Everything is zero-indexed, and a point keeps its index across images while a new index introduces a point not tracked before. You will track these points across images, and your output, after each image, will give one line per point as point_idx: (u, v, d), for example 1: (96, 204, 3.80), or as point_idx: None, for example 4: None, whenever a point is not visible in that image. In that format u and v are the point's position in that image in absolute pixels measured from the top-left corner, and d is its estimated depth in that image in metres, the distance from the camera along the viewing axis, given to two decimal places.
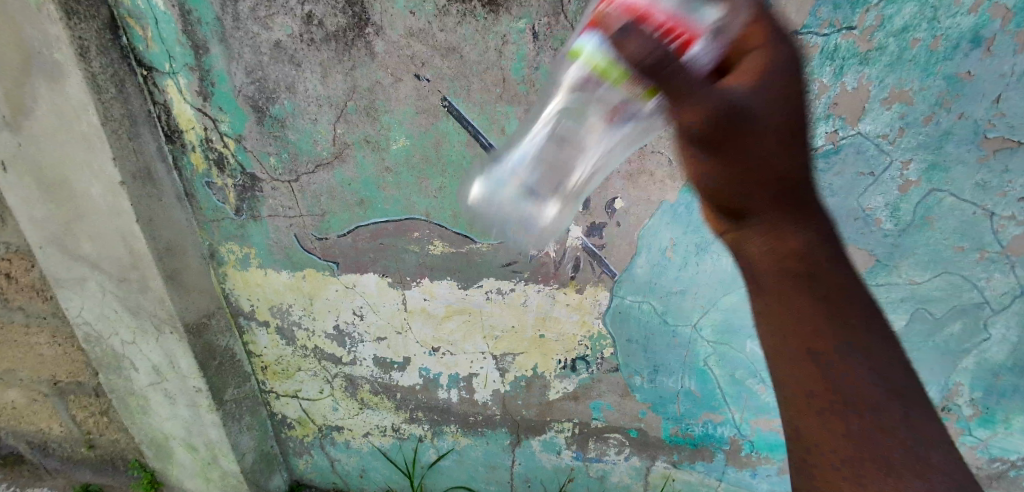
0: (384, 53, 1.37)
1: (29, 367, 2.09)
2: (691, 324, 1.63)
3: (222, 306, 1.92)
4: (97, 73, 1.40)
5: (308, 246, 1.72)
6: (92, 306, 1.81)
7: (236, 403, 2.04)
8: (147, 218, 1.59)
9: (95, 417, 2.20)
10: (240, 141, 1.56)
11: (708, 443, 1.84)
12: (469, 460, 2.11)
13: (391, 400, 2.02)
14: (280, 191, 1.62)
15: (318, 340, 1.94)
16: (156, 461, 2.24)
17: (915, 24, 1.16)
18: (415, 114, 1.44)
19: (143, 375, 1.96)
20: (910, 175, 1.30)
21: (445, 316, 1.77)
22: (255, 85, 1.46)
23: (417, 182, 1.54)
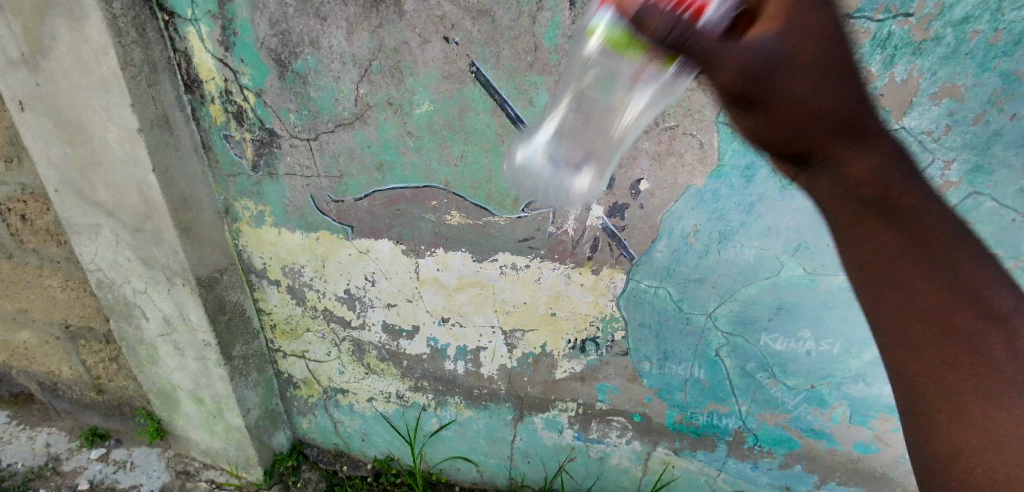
0: (414, 11, 1.32)
1: (41, 309, 2.10)
2: (706, 313, 1.60)
3: (234, 263, 1.91)
4: (119, 14, 1.36)
5: (323, 208, 1.69)
6: (105, 253, 1.81)
7: (244, 359, 2.05)
8: (163, 169, 1.56)
9: (104, 363, 2.22)
10: (260, 95, 1.52)
11: (711, 433, 1.83)
12: (471, 431, 2.12)
13: (397, 367, 2.02)
14: (298, 149, 1.59)
15: (328, 303, 1.93)
16: (163, 410, 2.27)
17: (977, 15, 1.08)
18: (441, 78, 1.39)
19: (153, 325, 1.96)
20: (951, 176, 1.24)
21: (457, 287, 1.75)
22: (279, 37, 1.42)
23: (438, 149, 1.50)
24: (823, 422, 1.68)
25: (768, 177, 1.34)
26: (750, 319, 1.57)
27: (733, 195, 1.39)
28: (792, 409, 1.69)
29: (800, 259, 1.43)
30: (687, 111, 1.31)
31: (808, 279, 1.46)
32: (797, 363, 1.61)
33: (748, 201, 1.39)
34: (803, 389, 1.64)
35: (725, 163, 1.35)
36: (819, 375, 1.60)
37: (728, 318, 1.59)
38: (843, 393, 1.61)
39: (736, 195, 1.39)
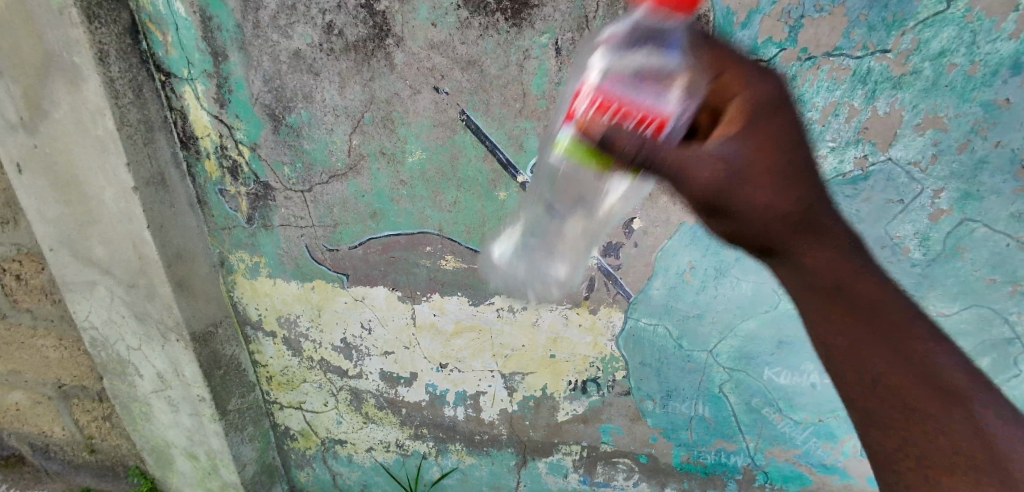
0: (404, 64, 1.35)
1: (33, 369, 2.07)
2: (707, 349, 1.58)
3: (229, 315, 1.90)
4: (116, 77, 1.39)
5: (318, 257, 1.69)
6: (100, 310, 1.79)
7: (240, 413, 2.01)
8: (159, 224, 1.57)
9: (97, 421, 2.18)
10: (255, 149, 1.54)
11: (720, 471, 1.78)
12: (473, 479, 2.06)
13: (396, 415, 1.98)
14: (293, 201, 1.61)
15: (325, 352, 1.91)
16: (157, 469, 2.20)
17: (952, 49, 1.11)
18: (432, 126, 1.42)
19: (147, 382, 1.93)
20: (941, 204, 1.25)
21: (454, 332, 1.73)
22: (273, 93, 1.45)
23: (431, 196, 1.51)
24: (833, 456, 1.64)
25: None
26: (752, 354, 1.56)
27: None
28: (801, 444, 1.65)
29: None
30: None
31: None
32: (803, 397, 1.58)
33: None
34: (811, 423, 1.61)
35: None
36: (826, 408, 1.58)
37: (730, 353, 1.57)
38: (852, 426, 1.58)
39: None
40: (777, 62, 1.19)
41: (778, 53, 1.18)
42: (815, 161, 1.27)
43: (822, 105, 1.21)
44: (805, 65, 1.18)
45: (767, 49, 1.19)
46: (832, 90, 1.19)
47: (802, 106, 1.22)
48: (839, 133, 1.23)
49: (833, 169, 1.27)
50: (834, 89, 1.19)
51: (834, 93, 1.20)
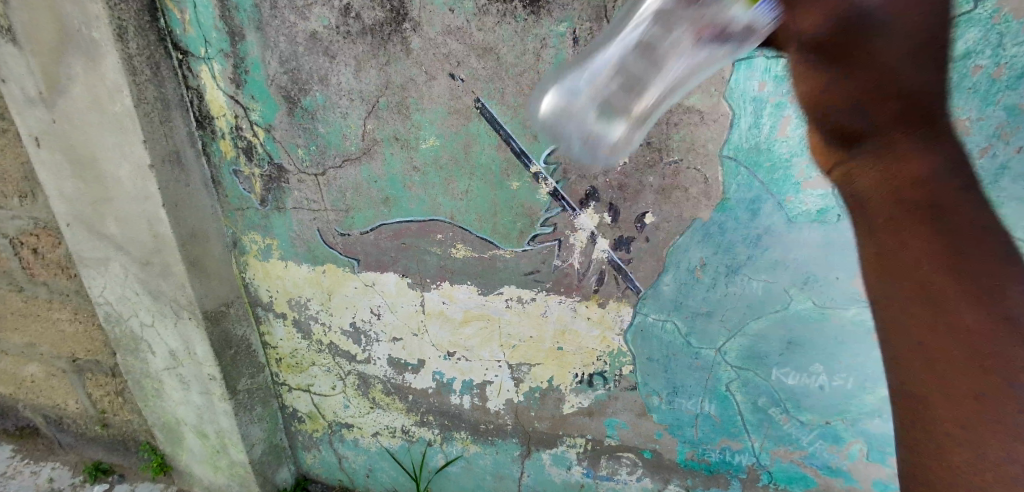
0: (420, 49, 1.34)
1: (49, 342, 2.11)
2: (715, 347, 1.57)
3: (241, 296, 1.92)
4: (134, 54, 1.40)
5: (330, 241, 1.70)
6: (114, 286, 1.82)
7: (249, 393, 2.04)
8: (174, 203, 1.59)
9: (110, 396, 2.22)
10: (270, 131, 1.55)
11: (724, 470, 1.77)
12: (477, 467, 2.07)
13: (402, 401, 1.99)
14: (306, 184, 1.61)
15: (333, 336, 1.92)
16: (167, 444, 2.24)
17: (978, 50, 1.07)
18: (447, 113, 1.41)
19: (159, 358, 1.96)
20: None
21: (463, 321, 1.73)
22: (289, 75, 1.45)
23: (444, 183, 1.51)
24: (840, 459, 1.62)
25: (774, 210, 1.33)
26: (760, 354, 1.54)
27: (739, 228, 1.38)
28: (808, 445, 1.63)
29: (809, 292, 1.41)
30: (692, 145, 1.31)
31: (819, 312, 1.43)
32: (811, 399, 1.56)
33: (754, 234, 1.38)
34: (818, 426, 1.59)
35: (730, 196, 1.35)
36: (834, 411, 1.56)
37: (738, 353, 1.56)
38: (860, 430, 1.56)
39: (742, 227, 1.37)
40: None
41: None
42: None
43: None
44: None
45: None
46: None
47: None
48: None
49: None
50: None
51: None
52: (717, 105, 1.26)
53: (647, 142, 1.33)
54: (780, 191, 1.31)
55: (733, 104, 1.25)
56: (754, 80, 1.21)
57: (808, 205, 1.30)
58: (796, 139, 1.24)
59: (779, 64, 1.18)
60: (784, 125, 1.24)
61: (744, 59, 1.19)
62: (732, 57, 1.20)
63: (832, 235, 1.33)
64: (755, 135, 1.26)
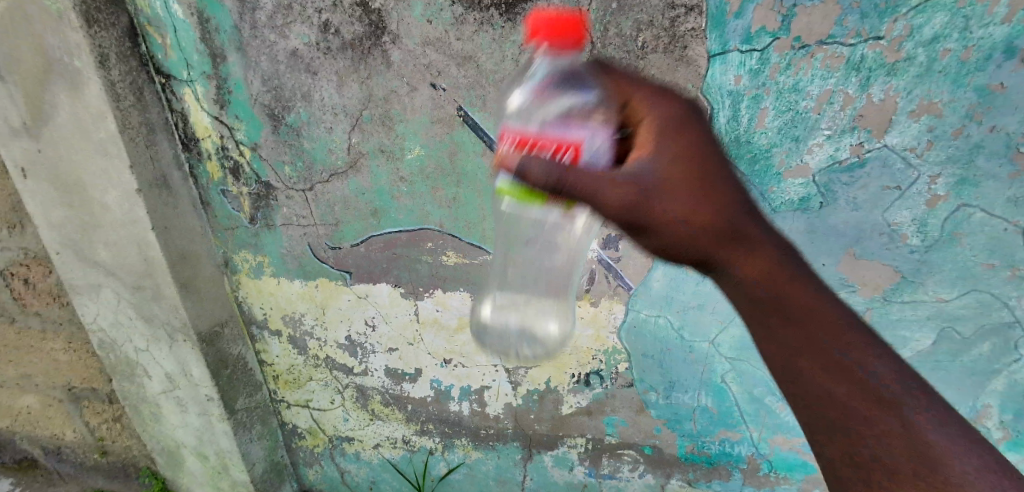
0: (401, 61, 1.36)
1: (44, 372, 2.10)
2: (708, 340, 1.59)
3: (235, 315, 1.92)
4: (117, 80, 1.41)
5: (321, 255, 1.71)
6: (107, 312, 1.82)
7: (247, 412, 2.03)
8: (163, 226, 1.59)
9: (108, 423, 2.20)
10: (256, 149, 1.56)
11: (724, 461, 1.79)
12: (480, 473, 2.07)
13: (402, 411, 2.00)
14: (294, 200, 1.62)
15: (329, 350, 1.92)
16: (168, 469, 2.23)
17: (946, 34, 1.11)
18: (430, 123, 1.43)
19: (155, 382, 1.95)
20: (937, 190, 1.24)
21: (458, 328, 1.74)
22: (272, 93, 1.46)
23: (431, 192, 1.52)
24: None
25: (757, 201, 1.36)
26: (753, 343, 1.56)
27: None
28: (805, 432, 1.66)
29: None
30: None
31: None
32: None
33: None
34: None
35: None
36: None
37: (731, 343, 1.58)
38: None
39: None
40: (770, 51, 1.19)
41: (771, 42, 1.19)
42: (811, 149, 1.27)
43: (817, 93, 1.21)
44: (799, 53, 1.18)
45: (760, 38, 1.19)
46: (827, 78, 1.19)
47: (796, 95, 1.23)
48: (835, 120, 1.23)
49: (829, 157, 1.27)
50: (828, 77, 1.19)
51: (828, 81, 1.20)
52: (695, 101, 1.28)
53: None
54: (762, 182, 1.34)
55: (712, 99, 1.27)
56: (730, 75, 1.24)
57: (790, 194, 1.33)
58: (775, 129, 1.27)
59: (753, 58, 1.21)
60: (763, 117, 1.27)
61: (719, 55, 1.22)
62: (709, 53, 1.22)
63: (815, 223, 1.35)
64: (735, 128, 1.29)
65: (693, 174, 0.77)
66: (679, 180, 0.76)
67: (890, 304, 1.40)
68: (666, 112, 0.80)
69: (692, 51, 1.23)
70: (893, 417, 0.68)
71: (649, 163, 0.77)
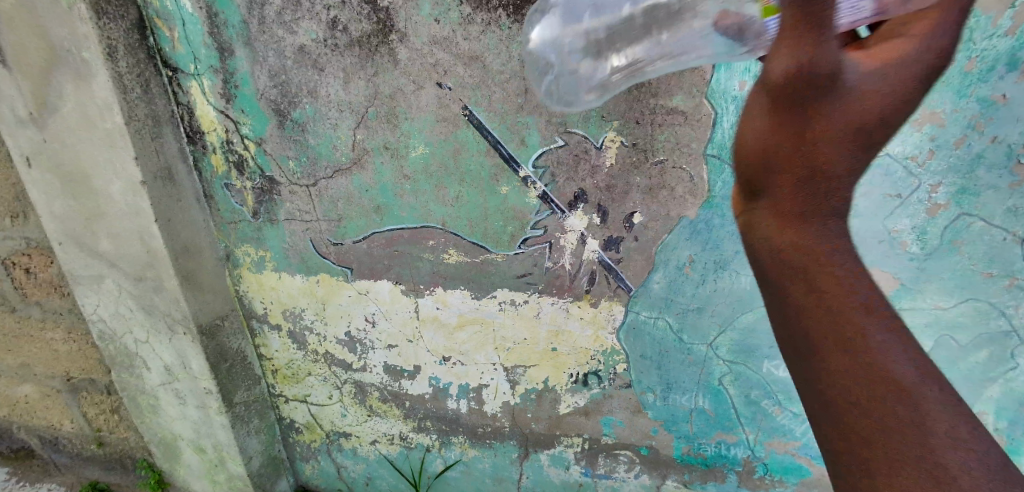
0: (408, 60, 1.37)
1: (42, 362, 2.10)
2: (707, 342, 1.60)
3: (235, 308, 1.93)
4: (124, 72, 1.42)
5: (323, 251, 1.71)
6: (108, 303, 1.82)
7: (245, 405, 2.04)
8: (166, 218, 1.60)
9: (105, 414, 2.21)
10: (261, 144, 1.56)
11: (720, 463, 1.80)
12: (476, 471, 2.08)
13: (400, 408, 2.00)
14: (298, 195, 1.63)
15: (329, 345, 1.93)
16: (164, 460, 2.24)
17: None
18: (435, 121, 1.43)
19: (155, 374, 1.96)
20: (938, 198, 1.25)
21: (458, 325, 1.75)
22: (278, 89, 1.47)
23: (434, 190, 1.53)
24: None
25: None
26: (752, 347, 1.57)
27: (725, 224, 1.41)
28: (801, 436, 1.67)
29: None
30: (676, 146, 1.34)
31: None
32: None
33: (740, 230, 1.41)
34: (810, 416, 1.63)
35: (716, 194, 1.37)
36: None
37: (729, 347, 1.59)
38: None
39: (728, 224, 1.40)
40: None
41: None
42: None
43: None
44: None
45: None
46: None
47: None
48: None
49: None
50: None
51: None
52: (699, 106, 1.29)
53: (633, 144, 1.36)
54: None
55: (716, 103, 1.28)
56: (734, 81, 1.25)
57: None
58: None
59: (758, 64, 1.22)
60: None
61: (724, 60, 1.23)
62: None
63: None
64: None
65: (867, 125, 0.68)
66: (872, 114, 0.67)
67: None
68: (789, 69, 0.67)
69: None
70: (913, 405, 0.63)
71: (858, 68, 0.67)
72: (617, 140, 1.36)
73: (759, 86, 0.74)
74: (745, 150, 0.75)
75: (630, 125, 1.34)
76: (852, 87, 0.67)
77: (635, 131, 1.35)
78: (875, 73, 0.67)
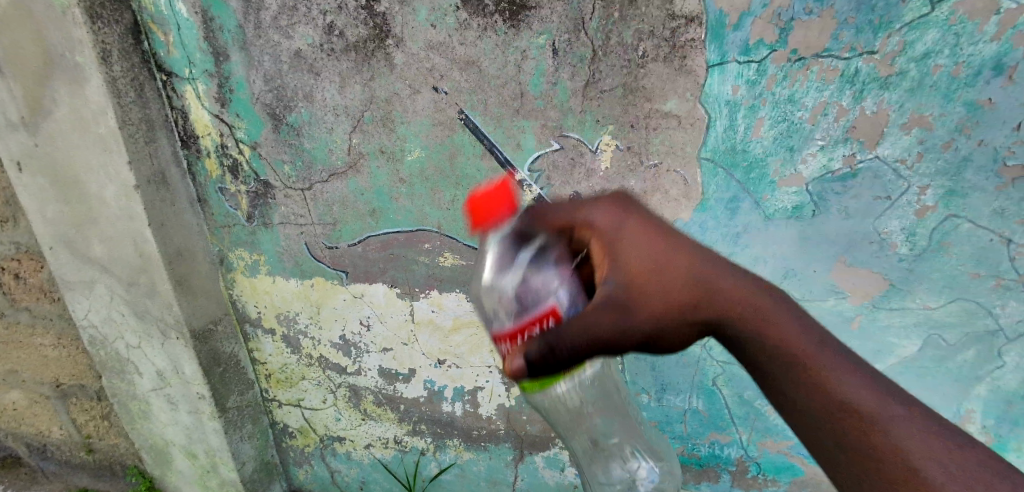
0: (404, 64, 1.37)
1: (30, 368, 2.07)
2: (701, 343, 1.62)
3: (229, 313, 1.91)
4: (118, 76, 1.41)
5: (318, 254, 1.71)
6: (99, 308, 1.80)
7: (239, 410, 2.03)
8: (159, 222, 1.59)
9: (95, 420, 2.18)
10: (255, 148, 1.56)
11: (714, 463, 1.82)
12: (471, 474, 2.08)
13: (395, 411, 2.00)
14: (293, 199, 1.62)
15: (324, 349, 1.92)
16: (155, 467, 2.21)
17: (937, 50, 1.14)
18: (432, 126, 1.44)
19: (146, 380, 1.94)
20: (927, 200, 1.28)
21: (453, 328, 1.76)
22: (274, 93, 1.46)
23: (430, 193, 1.54)
24: None
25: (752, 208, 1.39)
26: None
27: (719, 227, 1.43)
28: (793, 435, 1.69)
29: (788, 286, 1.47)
30: (670, 149, 1.36)
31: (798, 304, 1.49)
32: None
33: (733, 232, 1.43)
34: None
35: (710, 196, 1.40)
36: None
37: (723, 347, 1.61)
38: None
39: (722, 226, 1.43)
40: (768, 63, 1.23)
41: (769, 54, 1.22)
42: (805, 159, 1.30)
43: (812, 105, 1.25)
44: (795, 65, 1.22)
45: (758, 50, 1.22)
46: (822, 90, 1.23)
47: (792, 106, 1.26)
48: (829, 131, 1.27)
49: (822, 167, 1.30)
50: (823, 89, 1.23)
51: (823, 93, 1.23)
52: (693, 110, 1.31)
53: (628, 148, 1.37)
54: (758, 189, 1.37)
55: (710, 108, 1.30)
56: (727, 85, 1.27)
57: (784, 202, 1.36)
58: (771, 138, 1.30)
59: (750, 69, 1.24)
60: (759, 127, 1.30)
61: (718, 65, 1.25)
62: (708, 63, 1.25)
63: (808, 230, 1.38)
64: (732, 137, 1.32)
65: (682, 279, 0.86)
66: (645, 272, 0.86)
67: (879, 311, 1.43)
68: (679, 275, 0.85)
69: (691, 62, 1.26)
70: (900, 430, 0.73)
71: (615, 281, 0.87)
72: (611, 144, 1.37)
73: (607, 273, 0.88)
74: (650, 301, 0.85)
75: (625, 129, 1.35)
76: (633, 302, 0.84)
77: (629, 136, 1.36)
78: (619, 275, 0.87)
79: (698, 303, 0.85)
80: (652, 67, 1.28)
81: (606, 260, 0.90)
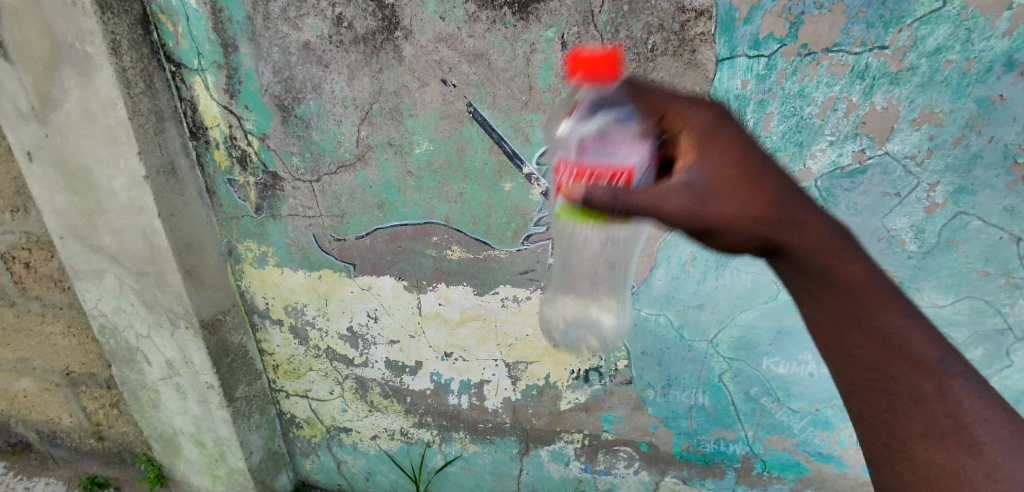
0: (412, 56, 1.37)
1: (41, 356, 2.10)
2: (707, 339, 1.61)
3: (237, 304, 1.93)
4: (128, 67, 1.41)
5: (326, 247, 1.72)
6: (109, 298, 1.82)
7: (247, 400, 2.04)
8: (169, 213, 1.60)
9: (105, 409, 2.21)
10: (264, 139, 1.57)
11: (719, 460, 1.82)
12: (476, 467, 2.10)
13: (401, 403, 2.01)
14: (301, 191, 1.63)
15: (331, 341, 1.94)
16: (164, 455, 2.24)
17: (948, 46, 1.13)
18: (440, 118, 1.44)
19: (156, 369, 1.96)
20: (936, 197, 1.27)
21: (459, 322, 1.76)
22: (282, 84, 1.47)
23: (438, 187, 1.54)
24: (831, 445, 1.68)
25: None
26: (750, 343, 1.59)
27: None
28: (799, 433, 1.69)
29: None
30: None
31: None
32: (800, 386, 1.61)
33: None
34: (808, 413, 1.65)
35: None
36: (824, 397, 1.61)
37: (728, 343, 1.60)
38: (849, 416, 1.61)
39: None
40: (778, 58, 1.21)
41: (779, 48, 1.20)
42: (813, 154, 1.29)
43: (822, 100, 1.23)
44: (805, 60, 1.20)
45: (768, 45, 1.21)
46: (832, 85, 1.21)
47: (802, 100, 1.25)
48: (838, 127, 1.25)
49: (831, 163, 1.29)
50: (833, 84, 1.21)
51: (833, 88, 1.22)
52: None
53: None
54: None
55: None
56: (737, 80, 1.26)
57: None
58: (780, 134, 1.29)
59: (760, 64, 1.23)
60: (768, 122, 1.28)
61: (727, 59, 1.24)
62: (717, 57, 1.24)
63: None
64: None
65: (750, 182, 0.84)
66: (725, 178, 0.85)
67: None
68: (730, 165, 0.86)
69: (700, 56, 1.24)
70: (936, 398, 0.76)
71: (695, 171, 0.86)
72: None
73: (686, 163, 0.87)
74: (725, 199, 0.85)
75: None
76: (706, 196, 0.85)
77: None
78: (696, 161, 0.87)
79: (769, 218, 0.82)
80: (664, 62, 1.26)
81: (690, 149, 0.88)
